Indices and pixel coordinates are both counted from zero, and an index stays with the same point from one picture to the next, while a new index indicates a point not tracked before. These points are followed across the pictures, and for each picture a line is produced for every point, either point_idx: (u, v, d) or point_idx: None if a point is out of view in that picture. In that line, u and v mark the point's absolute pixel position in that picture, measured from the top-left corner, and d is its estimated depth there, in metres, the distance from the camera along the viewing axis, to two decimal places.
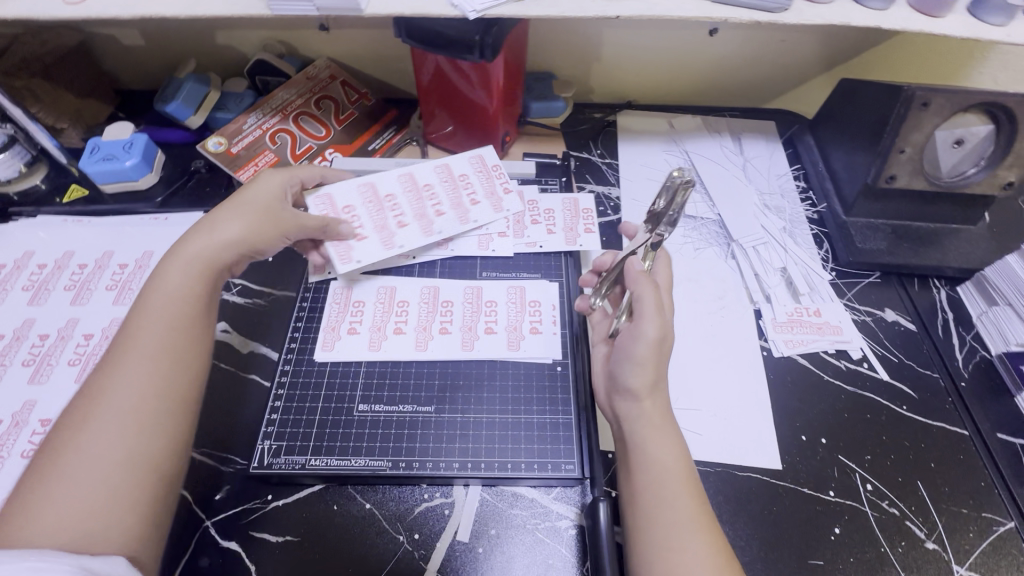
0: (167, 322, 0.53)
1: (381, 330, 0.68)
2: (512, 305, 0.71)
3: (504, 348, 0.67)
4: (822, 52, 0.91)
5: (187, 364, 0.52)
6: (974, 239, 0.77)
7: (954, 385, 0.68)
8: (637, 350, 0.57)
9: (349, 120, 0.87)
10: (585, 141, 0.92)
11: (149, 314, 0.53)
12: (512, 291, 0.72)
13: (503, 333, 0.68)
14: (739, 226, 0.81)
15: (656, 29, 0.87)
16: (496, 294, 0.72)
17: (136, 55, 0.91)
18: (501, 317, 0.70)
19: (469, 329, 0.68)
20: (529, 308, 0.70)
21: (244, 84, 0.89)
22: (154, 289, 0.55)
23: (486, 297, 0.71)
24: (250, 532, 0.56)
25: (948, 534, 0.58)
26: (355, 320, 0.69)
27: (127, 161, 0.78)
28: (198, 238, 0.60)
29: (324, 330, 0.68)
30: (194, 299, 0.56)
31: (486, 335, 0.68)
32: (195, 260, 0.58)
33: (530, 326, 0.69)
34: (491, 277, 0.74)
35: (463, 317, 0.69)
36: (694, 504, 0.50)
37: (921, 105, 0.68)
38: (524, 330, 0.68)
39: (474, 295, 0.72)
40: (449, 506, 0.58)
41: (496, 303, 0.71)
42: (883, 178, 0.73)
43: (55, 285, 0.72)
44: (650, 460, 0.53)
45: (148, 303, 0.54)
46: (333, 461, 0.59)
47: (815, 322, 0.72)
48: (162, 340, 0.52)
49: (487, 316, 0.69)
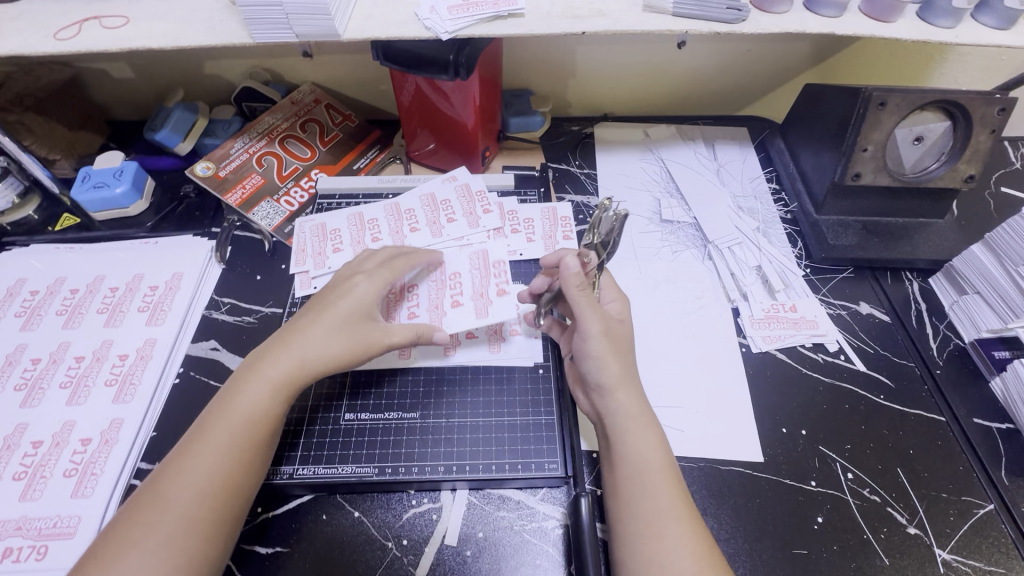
0: (244, 419, 0.54)
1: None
2: (476, 272, 0.71)
3: (471, 315, 0.67)
4: (787, 60, 0.94)
5: (248, 465, 0.53)
6: (942, 232, 0.80)
7: (929, 372, 0.69)
8: (588, 348, 0.58)
9: (333, 142, 0.90)
10: (564, 152, 0.95)
11: (221, 429, 0.53)
12: (473, 258, 0.73)
13: (469, 301, 0.68)
14: (714, 227, 0.83)
15: (627, 43, 0.90)
16: (458, 266, 0.72)
17: (126, 87, 0.94)
18: (466, 285, 0.70)
19: (438, 306, 0.68)
20: (491, 269, 0.71)
21: (231, 111, 0.92)
22: (233, 399, 0.55)
23: (451, 270, 0.72)
24: (240, 545, 0.56)
25: (929, 518, 0.59)
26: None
27: (118, 188, 0.80)
28: (286, 352, 0.57)
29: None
30: (269, 418, 0.55)
31: (455, 308, 0.68)
32: (283, 381, 0.56)
33: (494, 287, 0.69)
34: (455, 251, 0.74)
35: (430, 297, 0.69)
36: (671, 494, 0.52)
37: (879, 104, 0.71)
38: (489, 293, 0.69)
39: (439, 271, 0.72)
40: (437, 510, 0.59)
41: (461, 275, 0.71)
42: (850, 176, 0.76)
43: (47, 310, 0.74)
44: (629, 452, 0.54)
45: (223, 411, 0.54)
46: (321, 470, 0.60)
47: (792, 317, 0.74)
48: (233, 436, 0.53)
49: (452, 289, 0.70)
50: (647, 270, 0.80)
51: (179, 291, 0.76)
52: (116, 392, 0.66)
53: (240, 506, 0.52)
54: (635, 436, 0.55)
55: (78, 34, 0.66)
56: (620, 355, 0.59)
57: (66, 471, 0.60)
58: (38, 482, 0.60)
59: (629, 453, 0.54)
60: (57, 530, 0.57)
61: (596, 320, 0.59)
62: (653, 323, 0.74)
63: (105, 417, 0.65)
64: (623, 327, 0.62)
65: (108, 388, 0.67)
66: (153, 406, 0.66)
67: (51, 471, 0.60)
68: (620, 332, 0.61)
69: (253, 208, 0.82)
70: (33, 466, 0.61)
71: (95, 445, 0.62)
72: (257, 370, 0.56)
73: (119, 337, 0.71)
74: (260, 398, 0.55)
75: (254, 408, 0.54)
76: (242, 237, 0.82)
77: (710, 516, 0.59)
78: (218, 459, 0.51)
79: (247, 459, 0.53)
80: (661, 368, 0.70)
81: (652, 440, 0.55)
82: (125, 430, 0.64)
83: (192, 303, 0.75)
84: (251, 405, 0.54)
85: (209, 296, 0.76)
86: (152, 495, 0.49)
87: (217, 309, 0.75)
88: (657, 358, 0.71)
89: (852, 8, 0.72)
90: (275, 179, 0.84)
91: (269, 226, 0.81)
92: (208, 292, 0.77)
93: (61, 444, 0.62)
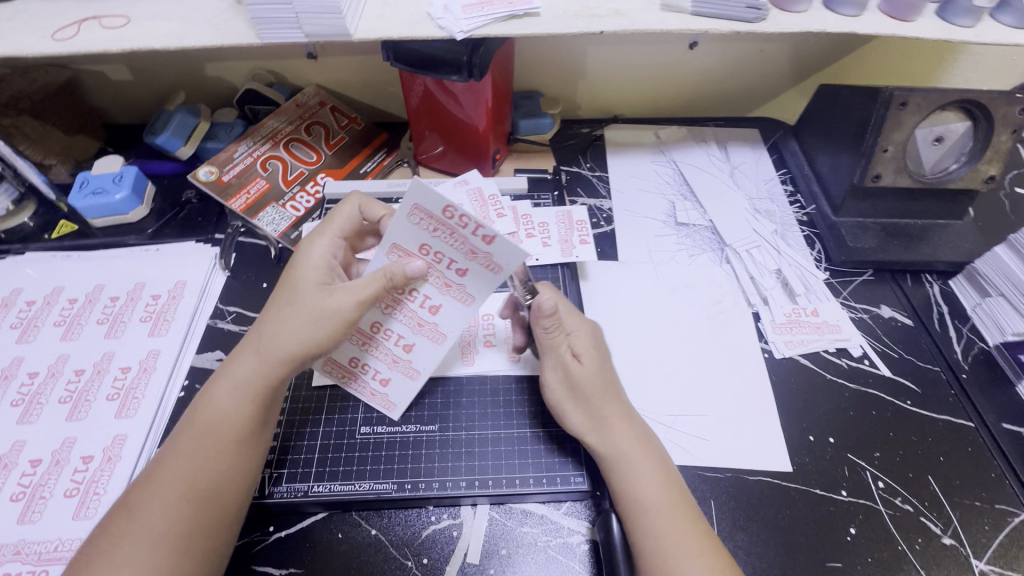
0: (213, 421, 0.52)
1: (400, 362, 0.60)
2: (438, 233, 0.51)
3: (486, 274, 0.52)
4: (800, 61, 0.93)
5: (219, 465, 0.50)
6: (961, 233, 0.79)
7: (955, 377, 0.68)
8: (557, 403, 0.58)
9: (339, 145, 0.88)
10: (575, 155, 0.93)
11: (188, 435, 0.51)
12: (417, 217, 0.51)
13: (468, 262, 0.52)
14: (731, 230, 0.82)
15: (638, 44, 0.88)
16: (416, 237, 0.53)
17: (126, 89, 0.91)
18: (446, 251, 0.52)
19: (446, 284, 0.56)
20: (446, 223, 0.49)
21: (234, 114, 0.90)
22: (202, 405, 0.53)
23: (416, 246, 0.53)
24: (252, 567, 0.54)
25: (964, 528, 0.57)
26: (368, 368, 0.61)
27: (118, 194, 0.78)
28: (249, 347, 0.54)
29: (365, 397, 0.61)
30: (237, 418, 0.52)
31: (466, 275, 0.54)
32: (248, 378, 0.53)
33: (468, 235, 0.49)
34: (398, 222, 0.52)
35: (431, 283, 0.56)
36: (676, 530, 0.50)
37: (901, 105, 0.70)
38: (471, 244, 0.50)
39: (403, 251, 0.54)
40: (458, 527, 0.56)
41: (430, 242, 0.53)
42: (869, 177, 0.75)
43: (45, 321, 0.71)
44: (636, 482, 0.53)
45: (193, 416, 0.52)
46: (337, 487, 0.57)
47: (814, 321, 0.72)
48: (202, 438, 0.51)
49: (440, 262, 0.54)
50: (663, 274, 0.78)
51: (183, 300, 0.73)
52: (118, 407, 0.64)
53: (213, 509, 0.49)
54: (640, 469, 0.53)
55: (77, 35, 0.63)
56: (586, 408, 0.56)
57: (67, 491, 0.58)
58: (37, 503, 0.57)
59: (636, 487, 0.52)
60: (58, 555, 0.54)
61: (557, 373, 0.58)
62: (671, 329, 0.72)
63: (107, 433, 0.62)
64: (585, 363, 0.57)
65: (110, 403, 0.64)
66: (158, 420, 0.63)
67: (51, 491, 0.58)
68: (590, 383, 0.56)
69: (259, 213, 0.79)
70: (31, 487, 0.58)
71: (97, 463, 0.60)
72: (225, 370, 0.54)
73: (121, 349, 0.69)
74: (227, 399, 0.52)
75: (221, 411, 0.52)
76: (247, 244, 0.80)
77: (740, 529, 0.57)
78: (186, 462, 0.50)
79: (216, 463, 0.50)
80: (683, 376, 0.68)
81: (655, 477, 0.53)
82: (128, 447, 0.61)
83: (196, 312, 0.72)
84: (218, 408, 0.52)
85: (214, 304, 0.74)
86: (126, 508, 0.48)
87: (223, 318, 0.72)
88: (679, 365, 0.69)
89: (872, 7, 0.70)
90: (280, 184, 0.82)
91: (275, 232, 0.78)
92: (212, 301, 0.74)
93: (61, 463, 0.60)
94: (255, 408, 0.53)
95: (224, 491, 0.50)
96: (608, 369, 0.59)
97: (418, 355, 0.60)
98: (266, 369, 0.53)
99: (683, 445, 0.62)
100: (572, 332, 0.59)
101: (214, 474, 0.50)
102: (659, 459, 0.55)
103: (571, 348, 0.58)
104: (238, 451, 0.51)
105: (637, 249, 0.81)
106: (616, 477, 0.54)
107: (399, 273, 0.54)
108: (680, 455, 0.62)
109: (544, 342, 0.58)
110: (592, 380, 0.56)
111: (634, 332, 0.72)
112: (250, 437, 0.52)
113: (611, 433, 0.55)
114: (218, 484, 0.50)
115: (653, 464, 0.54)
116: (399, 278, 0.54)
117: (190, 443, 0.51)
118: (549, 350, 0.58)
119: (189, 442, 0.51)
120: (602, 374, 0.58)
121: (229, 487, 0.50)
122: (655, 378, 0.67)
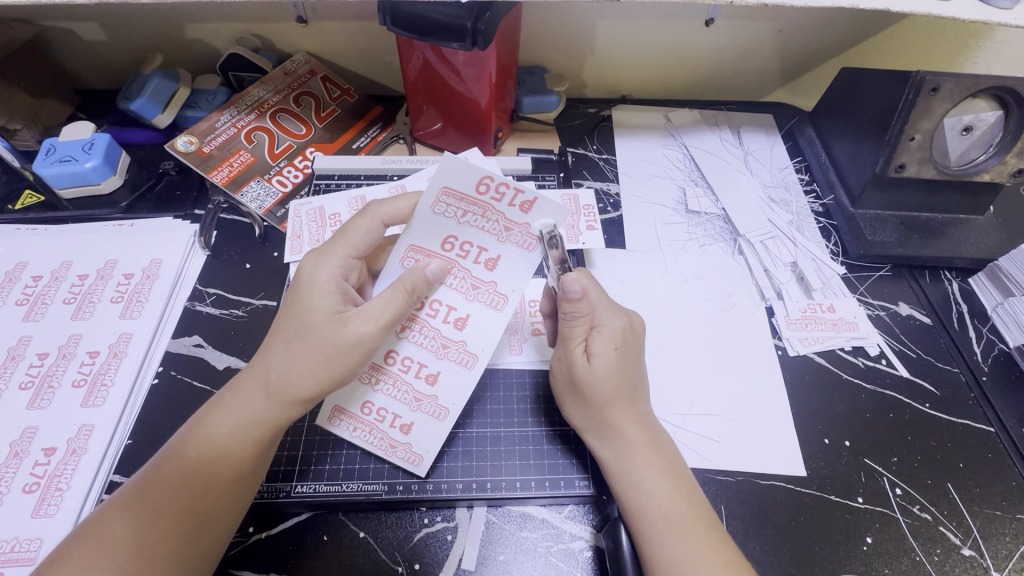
0: (209, 453, 0.47)
1: (425, 401, 0.56)
2: (468, 217, 0.49)
3: (519, 254, 0.51)
4: (821, 44, 0.88)
5: (210, 501, 0.46)
6: (984, 229, 0.75)
7: (975, 379, 0.65)
8: (560, 392, 0.56)
9: (331, 118, 0.82)
10: (580, 136, 0.88)
11: (178, 465, 0.47)
12: (443, 204, 0.48)
13: (500, 245, 0.50)
14: (746, 221, 0.78)
15: (652, 19, 0.83)
16: (440, 229, 0.51)
17: (98, 51, 0.84)
18: (476, 237, 0.50)
19: (473, 286, 0.54)
20: (479, 201, 0.47)
21: (217, 81, 0.83)
22: (196, 436, 0.48)
23: (440, 240, 0.52)
24: (229, 570, 0.50)
25: (984, 539, 0.55)
26: (388, 414, 0.55)
27: (87, 162, 0.71)
28: (254, 382, 0.50)
29: (385, 452, 0.55)
30: (235, 456, 0.48)
31: (498, 265, 0.52)
32: (254, 416, 0.49)
33: (505, 207, 0.47)
34: (422, 216, 0.50)
35: (455, 289, 0.54)
36: (686, 543, 0.47)
37: (932, 90, 0.64)
38: (507, 219, 0.48)
39: (424, 251, 0.53)
40: (452, 531, 0.53)
41: (456, 232, 0.51)
42: (893, 167, 0.70)
43: (6, 299, 0.65)
44: (639, 489, 0.50)
45: (187, 443, 0.48)
46: (323, 487, 0.54)
47: (829, 318, 0.69)
48: (194, 471, 0.47)
49: (467, 255, 0.52)
50: (672, 265, 0.74)
51: (158, 280, 0.68)
52: (85, 395, 0.59)
53: (199, 547, 0.45)
54: (643, 474, 0.50)
55: None
56: (586, 409, 0.53)
57: (27, 486, 0.53)
58: None
59: (639, 493, 0.49)
60: (16, 555, 0.50)
61: (564, 365, 0.54)
62: (680, 324, 0.68)
63: (71, 424, 0.57)
64: (603, 365, 0.52)
65: (75, 390, 0.59)
66: (128, 409, 0.59)
67: (8, 485, 0.53)
68: (599, 390, 0.52)
69: (242, 188, 0.73)
70: None
71: (60, 456, 0.55)
72: (225, 401, 0.50)
73: (89, 331, 0.64)
74: (227, 434, 0.48)
75: (219, 446, 0.48)
76: (229, 221, 0.74)
77: (752, 537, 0.54)
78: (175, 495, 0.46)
79: (207, 502, 0.46)
80: (692, 373, 0.64)
81: (663, 485, 0.50)
82: (95, 438, 0.56)
83: (172, 295, 0.67)
84: (215, 442, 0.48)
85: (193, 285, 0.69)
86: (96, 533, 0.44)
87: (202, 300, 0.67)
88: (688, 362, 0.65)
89: None
90: (266, 157, 0.76)
91: (259, 209, 0.73)
92: (192, 281, 0.69)
93: (20, 455, 0.55)
94: (258, 447, 0.49)
95: (211, 534, 0.46)
96: (631, 371, 0.54)
97: (444, 387, 0.56)
98: (276, 407, 0.49)
99: (690, 445, 0.59)
100: (598, 325, 0.53)
101: (201, 514, 0.46)
102: (671, 464, 0.51)
103: (587, 343, 0.53)
104: (232, 491, 0.48)
105: (645, 236, 0.77)
106: (619, 486, 0.51)
107: (421, 277, 0.51)
108: (689, 456, 0.58)
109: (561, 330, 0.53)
110: (603, 385, 0.52)
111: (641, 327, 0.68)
112: (249, 475, 0.48)
113: (615, 436, 0.52)
114: (205, 526, 0.46)
115: (663, 471, 0.50)
116: (422, 284, 0.51)
117: (178, 478, 0.46)
118: (562, 339, 0.54)
119: (176, 477, 0.46)
120: (618, 377, 0.52)
121: (217, 529, 0.46)
122: (662, 375, 0.64)
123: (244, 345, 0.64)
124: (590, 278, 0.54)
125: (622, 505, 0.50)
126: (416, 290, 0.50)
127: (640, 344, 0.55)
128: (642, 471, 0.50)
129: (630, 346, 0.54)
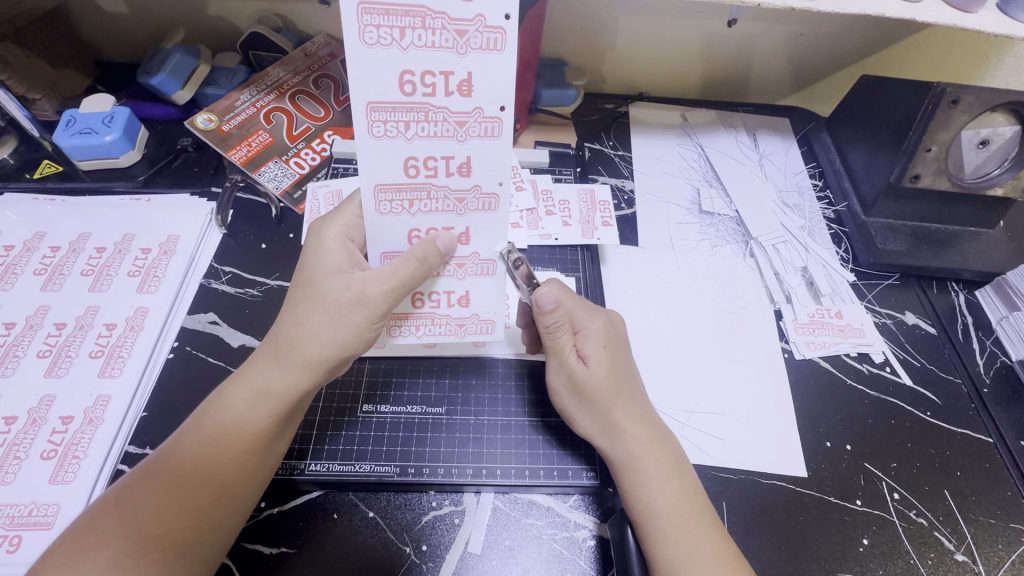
0: (225, 429, 0.48)
1: (469, 264, 0.53)
2: (410, 35, 0.41)
3: (489, 60, 0.42)
4: (842, 50, 0.88)
5: (227, 475, 0.47)
6: (993, 242, 0.75)
7: (976, 391, 0.66)
8: (562, 404, 0.56)
9: (349, 102, 0.82)
10: (597, 131, 0.88)
11: (198, 438, 0.48)
12: (372, 28, 0.40)
13: (464, 59, 0.42)
14: (758, 224, 0.79)
15: (673, 16, 0.82)
16: (391, 69, 0.42)
17: (119, 23, 0.84)
18: (433, 59, 0.42)
19: (459, 122, 0.45)
20: (409, 6, 0.40)
21: (236, 59, 0.83)
22: (212, 409, 0.49)
23: (396, 83, 0.42)
24: (242, 544, 0.51)
25: (977, 546, 0.56)
26: (441, 297, 0.55)
27: (107, 136, 0.72)
28: (267, 356, 0.50)
29: (458, 333, 0.57)
30: (251, 431, 0.48)
31: (474, 85, 0.43)
32: (268, 389, 0.49)
33: (443, 2, 0.40)
34: (358, 61, 0.41)
35: (443, 135, 0.45)
36: (690, 539, 0.48)
37: (951, 102, 0.64)
38: (452, 18, 0.40)
39: (387, 107, 0.43)
40: (460, 514, 0.54)
41: (409, 62, 0.42)
42: (907, 178, 0.71)
43: (24, 269, 0.66)
44: (645, 490, 0.50)
45: (206, 418, 0.49)
46: (335, 466, 0.55)
47: (837, 324, 0.70)
48: (210, 445, 0.47)
49: (435, 89, 0.43)
50: (684, 265, 0.75)
51: (174, 257, 0.68)
52: (102, 365, 0.60)
53: (219, 516, 0.46)
54: (654, 472, 0.51)
55: None
56: (590, 410, 0.54)
57: (44, 453, 0.54)
58: (11, 464, 0.53)
59: (646, 494, 0.50)
60: (33, 520, 0.51)
61: (560, 376, 0.55)
62: (688, 324, 0.69)
63: (88, 394, 0.58)
64: (596, 367, 0.53)
65: (92, 361, 0.60)
66: (144, 382, 0.60)
67: (26, 451, 0.54)
68: (597, 389, 0.53)
69: (260, 168, 0.74)
70: (5, 445, 0.54)
71: (77, 425, 0.56)
72: (245, 377, 0.50)
73: (105, 303, 0.64)
74: (242, 406, 0.49)
75: (233, 421, 0.48)
76: (245, 201, 0.75)
77: (752, 534, 0.55)
78: (195, 467, 0.47)
79: (223, 474, 0.47)
80: (698, 372, 0.65)
81: (669, 483, 0.51)
82: (112, 409, 0.57)
83: (188, 271, 0.68)
84: (233, 416, 0.48)
85: (209, 263, 0.69)
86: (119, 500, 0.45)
87: (217, 278, 0.68)
88: (695, 360, 0.66)
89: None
90: (284, 138, 0.76)
91: (276, 189, 0.73)
92: (207, 260, 0.69)
93: (38, 423, 0.56)
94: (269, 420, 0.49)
95: (230, 508, 0.47)
96: (621, 367, 0.55)
97: (478, 236, 0.51)
98: (288, 383, 0.49)
99: (695, 442, 0.60)
100: (580, 329, 0.55)
101: (220, 487, 0.47)
102: (676, 463, 0.52)
103: (576, 349, 0.55)
104: (247, 469, 0.48)
105: (658, 236, 0.78)
106: (624, 480, 0.52)
107: (432, 248, 0.49)
108: (693, 452, 0.59)
109: (547, 343, 0.54)
110: (598, 386, 0.53)
111: (651, 325, 0.69)
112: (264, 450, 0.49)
113: (622, 437, 0.53)
114: (223, 503, 0.47)
115: (668, 467, 0.51)
116: (433, 253, 0.49)
117: (197, 453, 0.47)
118: (551, 352, 0.55)
119: (194, 450, 0.47)
120: (613, 377, 0.54)
121: (236, 502, 0.47)
122: (670, 374, 0.65)
123: (260, 323, 0.65)
124: (562, 289, 0.56)
125: (627, 501, 0.51)
126: (428, 258, 0.49)
127: (623, 338, 0.58)
128: (647, 468, 0.51)
129: (614, 343, 0.56)
